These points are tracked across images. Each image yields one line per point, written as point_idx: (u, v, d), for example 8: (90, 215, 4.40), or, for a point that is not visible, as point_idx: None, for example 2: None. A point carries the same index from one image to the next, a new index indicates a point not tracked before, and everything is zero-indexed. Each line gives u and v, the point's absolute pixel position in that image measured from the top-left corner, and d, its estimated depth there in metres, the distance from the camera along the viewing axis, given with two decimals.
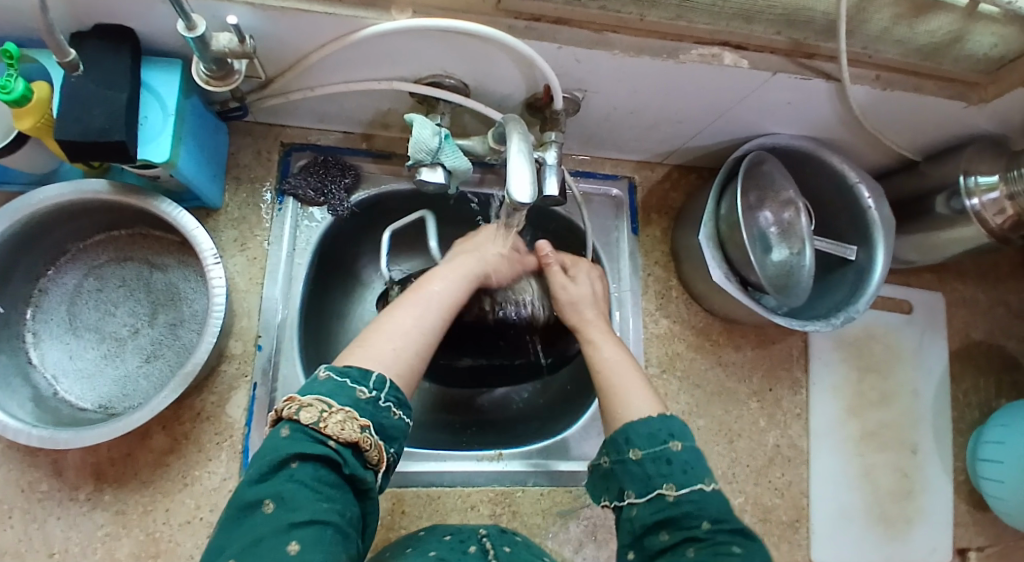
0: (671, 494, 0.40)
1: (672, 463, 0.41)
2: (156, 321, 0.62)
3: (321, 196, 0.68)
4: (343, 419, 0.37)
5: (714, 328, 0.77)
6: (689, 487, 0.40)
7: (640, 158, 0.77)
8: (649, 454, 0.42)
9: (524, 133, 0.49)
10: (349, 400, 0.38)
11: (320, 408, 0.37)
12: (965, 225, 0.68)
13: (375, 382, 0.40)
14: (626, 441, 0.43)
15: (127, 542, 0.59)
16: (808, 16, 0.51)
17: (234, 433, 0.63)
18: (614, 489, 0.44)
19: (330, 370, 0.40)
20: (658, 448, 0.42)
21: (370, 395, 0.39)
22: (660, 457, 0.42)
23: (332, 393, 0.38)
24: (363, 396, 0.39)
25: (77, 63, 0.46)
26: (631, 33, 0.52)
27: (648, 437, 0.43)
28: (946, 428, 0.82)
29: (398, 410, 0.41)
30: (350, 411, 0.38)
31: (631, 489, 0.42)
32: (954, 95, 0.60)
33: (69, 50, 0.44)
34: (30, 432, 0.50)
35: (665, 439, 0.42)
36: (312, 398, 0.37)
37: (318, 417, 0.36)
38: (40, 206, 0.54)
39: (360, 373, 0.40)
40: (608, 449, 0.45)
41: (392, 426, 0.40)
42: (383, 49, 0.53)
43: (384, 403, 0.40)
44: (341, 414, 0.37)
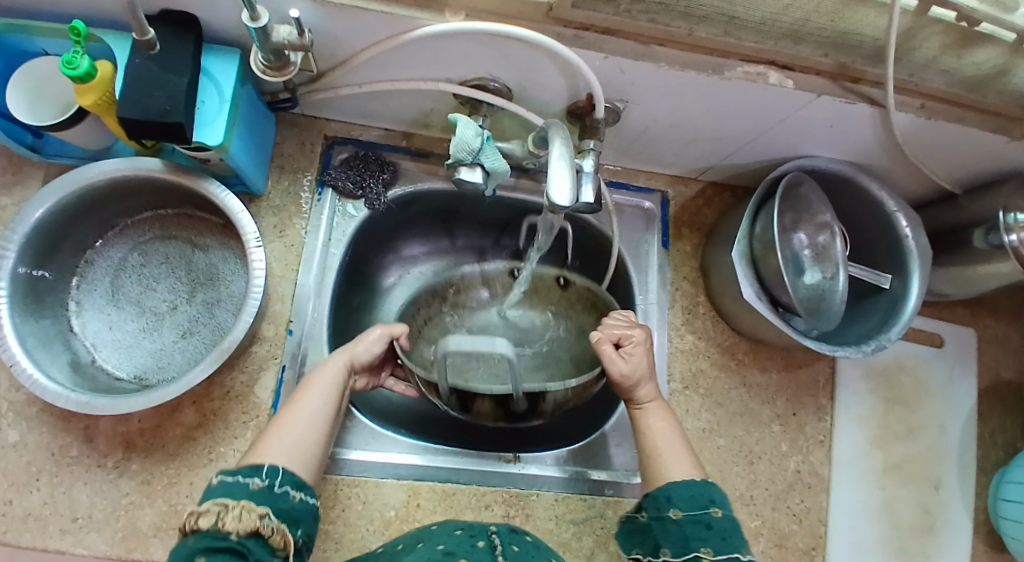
0: (708, 558, 0.44)
1: (710, 528, 0.46)
2: (194, 299, 0.64)
3: (359, 189, 0.70)
4: (238, 513, 0.36)
5: (739, 347, 0.76)
6: (723, 554, 0.44)
7: (675, 172, 0.78)
8: (688, 516, 0.46)
9: (566, 137, 0.50)
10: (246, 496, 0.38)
11: (216, 510, 0.36)
12: (1001, 261, 0.67)
13: (268, 472, 0.40)
14: (668, 501, 0.48)
15: (149, 512, 0.60)
16: (857, 39, 0.51)
17: (260, 414, 0.64)
18: (650, 543, 0.49)
19: (221, 474, 0.40)
20: (699, 511, 0.46)
21: (263, 484, 0.40)
22: (699, 521, 0.46)
23: (228, 493, 0.38)
24: (256, 487, 0.39)
25: (152, 42, 0.49)
26: (678, 47, 0.53)
27: (690, 500, 0.47)
28: (972, 467, 0.80)
29: (299, 493, 0.41)
30: (246, 504, 0.37)
31: (668, 547, 0.46)
32: (999, 128, 0.59)
33: (148, 27, 0.47)
34: (69, 397, 0.52)
35: (706, 505, 0.47)
36: (207, 506, 0.37)
37: (215, 519, 0.36)
38: (96, 179, 0.56)
39: (252, 467, 0.40)
40: (649, 505, 0.49)
41: (294, 508, 0.40)
42: (433, 49, 0.54)
43: (281, 489, 0.40)
44: (237, 509, 0.37)
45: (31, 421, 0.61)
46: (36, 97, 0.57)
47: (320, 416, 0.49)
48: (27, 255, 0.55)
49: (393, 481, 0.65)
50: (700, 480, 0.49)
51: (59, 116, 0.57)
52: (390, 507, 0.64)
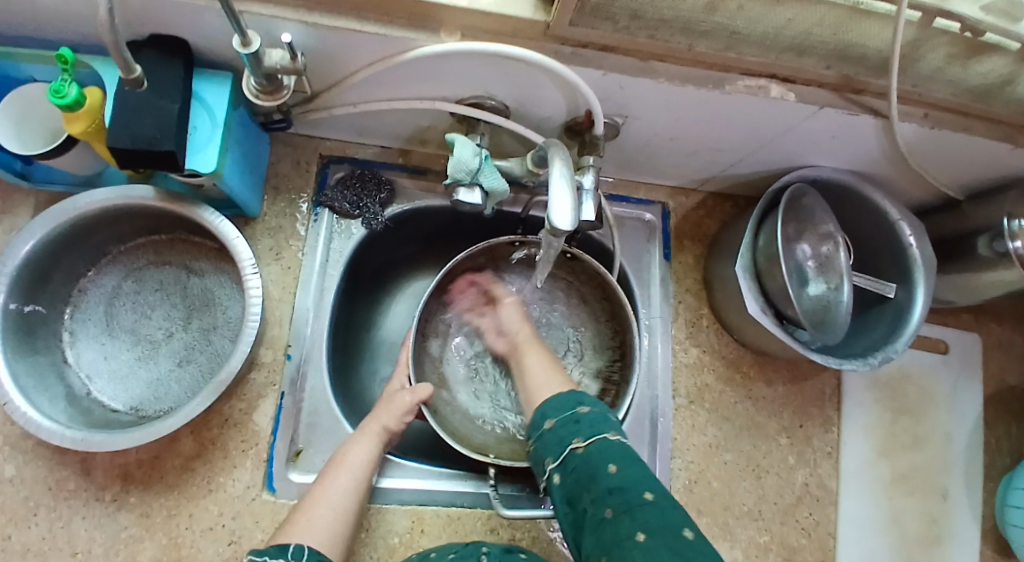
0: (580, 446, 0.47)
1: (579, 422, 0.49)
2: (190, 326, 0.63)
3: (356, 209, 0.69)
4: None
5: (744, 360, 0.75)
6: (592, 437, 0.47)
7: (675, 183, 0.77)
8: (561, 421, 0.50)
9: (566, 157, 0.49)
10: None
11: None
12: (1007, 269, 0.66)
13: (293, 553, 0.47)
14: (542, 417, 0.52)
15: (150, 545, 0.59)
16: (861, 52, 0.50)
17: (259, 441, 0.63)
18: (541, 467, 0.50)
19: None
20: (568, 415, 0.50)
21: None
22: (569, 420, 0.50)
23: None
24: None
25: (141, 80, 0.48)
26: (679, 62, 0.52)
27: (559, 408, 0.51)
28: (980, 475, 0.79)
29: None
30: None
31: (549, 454, 0.49)
32: (1005, 137, 0.58)
33: (133, 64, 0.45)
34: (64, 434, 0.51)
35: (574, 407, 0.51)
36: None
37: None
38: (87, 209, 0.55)
39: (278, 549, 0.47)
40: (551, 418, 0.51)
41: None
42: (429, 68, 0.53)
43: None
44: None
45: (26, 456, 0.60)
46: (24, 125, 0.56)
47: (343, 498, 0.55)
48: (18, 289, 0.54)
49: (397, 507, 0.64)
50: (569, 393, 0.53)
51: (47, 144, 0.56)
52: (395, 534, 0.63)
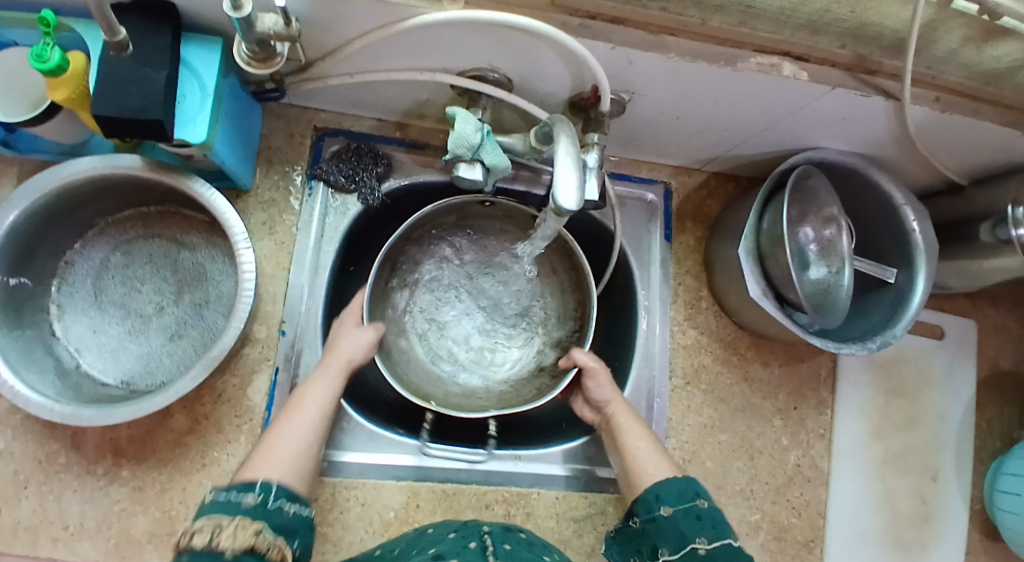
0: (702, 547, 0.46)
1: (700, 518, 0.48)
2: (181, 300, 0.61)
3: (352, 182, 0.67)
4: (233, 530, 0.37)
5: (741, 341, 0.75)
6: (717, 542, 0.47)
7: (678, 163, 0.75)
8: (680, 511, 0.49)
9: (572, 134, 0.47)
10: (238, 511, 0.39)
11: (210, 529, 0.37)
12: (1009, 255, 0.66)
13: (261, 489, 0.42)
14: (656, 501, 0.50)
15: (143, 519, 0.59)
16: (877, 31, 0.48)
17: (253, 417, 0.62)
18: (647, 547, 0.50)
19: (212, 492, 0.41)
20: (686, 504, 0.49)
21: (257, 501, 0.41)
22: (690, 515, 0.48)
23: (222, 511, 0.39)
24: (249, 504, 0.40)
25: (124, 45, 0.45)
26: (689, 37, 0.50)
27: (675, 496, 0.50)
28: (968, 457, 0.81)
29: (293, 506, 0.43)
30: (241, 520, 0.38)
31: (665, 545, 0.48)
32: (1016, 121, 0.58)
33: (116, 26, 0.43)
34: (53, 410, 0.50)
35: (691, 497, 0.50)
36: (201, 523, 0.37)
37: (208, 540, 0.36)
38: (72, 179, 0.53)
39: (245, 485, 0.42)
40: (638, 511, 0.51)
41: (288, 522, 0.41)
42: (429, 38, 0.51)
43: (274, 505, 0.41)
44: (233, 526, 0.37)
45: (15, 430, 0.59)
46: (6, 92, 0.54)
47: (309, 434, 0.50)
48: (2, 263, 0.52)
49: (392, 482, 0.64)
50: (675, 478, 0.52)
51: (30, 111, 0.54)
52: (390, 509, 0.63)
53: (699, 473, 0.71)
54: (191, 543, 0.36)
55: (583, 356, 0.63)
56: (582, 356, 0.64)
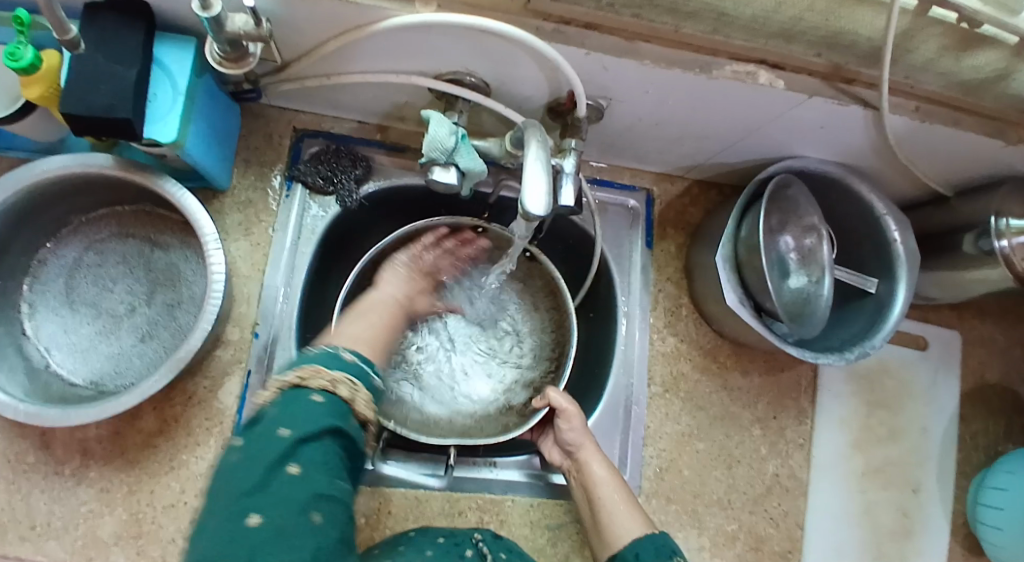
0: None
1: None
2: (153, 301, 0.61)
3: (330, 184, 0.67)
4: (345, 386, 0.42)
5: (721, 350, 0.75)
6: None
7: (660, 169, 0.75)
8: None
9: (544, 139, 0.47)
10: (371, 386, 0.44)
11: (325, 378, 0.41)
12: (990, 267, 0.65)
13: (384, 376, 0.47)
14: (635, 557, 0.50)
15: (110, 520, 0.58)
16: (851, 39, 0.48)
17: (224, 420, 0.61)
18: None
19: (321, 345, 0.45)
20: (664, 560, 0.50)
21: (356, 363, 0.44)
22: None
23: (330, 363, 0.43)
24: (349, 360, 0.44)
25: (79, 42, 0.46)
26: (664, 44, 0.50)
27: (654, 553, 0.50)
28: (950, 470, 0.80)
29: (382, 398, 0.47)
30: (346, 379, 0.42)
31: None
32: (996, 133, 0.57)
33: (68, 26, 0.43)
34: (17, 408, 0.49)
35: (669, 555, 0.50)
36: (314, 370, 0.41)
37: (328, 385, 0.41)
38: (42, 176, 0.52)
39: (376, 365, 0.47)
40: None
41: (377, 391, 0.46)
42: (404, 41, 0.51)
43: (369, 372, 0.45)
44: (345, 382, 0.42)
45: None
46: None
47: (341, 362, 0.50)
48: None
49: (364, 488, 0.64)
50: (651, 535, 0.52)
51: (4, 109, 0.54)
52: (362, 514, 0.63)
53: (676, 482, 0.70)
54: (313, 385, 0.40)
55: (557, 397, 0.60)
56: (558, 399, 0.60)
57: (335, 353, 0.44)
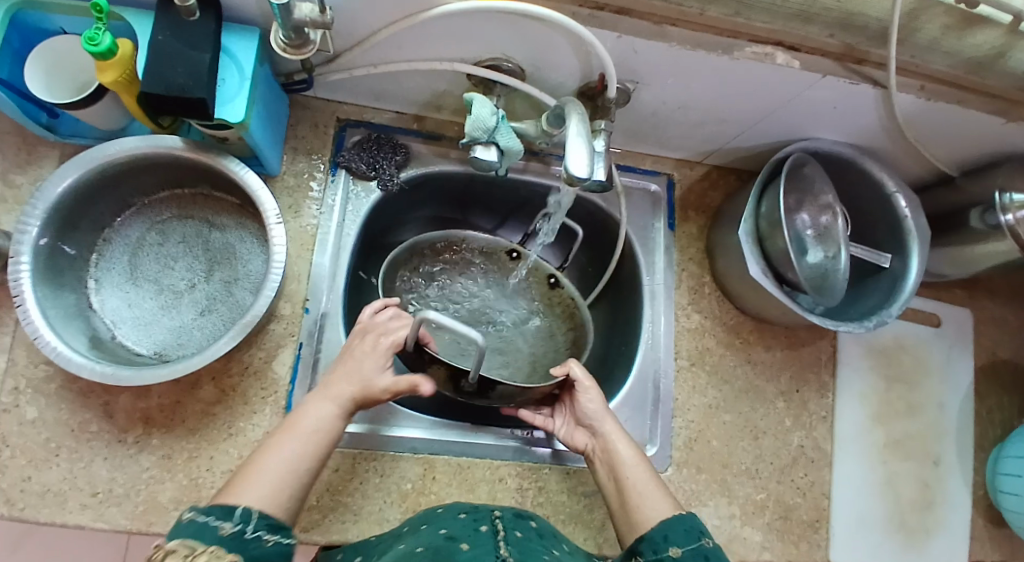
0: None
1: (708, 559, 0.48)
2: (211, 278, 0.65)
3: (373, 170, 0.71)
4: (206, 558, 0.38)
5: (744, 326, 0.78)
6: None
7: (681, 156, 0.79)
8: (687, 551, 0.48)
9: (582, 112, 0.51)
10: (215, 539, 0.40)
11: (184, 552, 0.38)
12: (998, 240, 0.69)
13: (240, 516, 0.42)
14: (664, 539, 0.49)
15: (169, 486, 0.61)
16: (863, 21, 0.52)
17: (277, 389, 0.65)
18: None
19: (191, 512, 0.41)
20: (694, 543, 0.49)
21: (234, 529, 0.41)
22: (697, 555, 0.48)
23: (197, 534, 0.40)
24: (224, 532, 0.41)
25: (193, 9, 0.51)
26: (690, 27, 0.54)
27: (684, 537, 0.49)
28: (969, 443, 0.82)
29: (272, 536, 0.44)
30: (214, 548, 0.39)
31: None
32: (1000, 110, 0.61)
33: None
34: (93, 369, 0.53)
35: (698, 536, 0.50)
36: (176, 543, 0.39)
37: (182, 560, 0.38)
38: (117, 156, 0.57)
39: (224, 510, 0.42)
40: (642, 550, 0.50)
41: (266, 552, 0.42)
42: (450, 28, 0.55)
43: (252, 534, 0.42)
44: (205, 554, 0.39)
45: (50, 399, 0.61)
46: (51, 75, 0.58)
47: (296, 469, 0.48)
48: (49, 227, 0.56)
49: (409, 454, 0.66)
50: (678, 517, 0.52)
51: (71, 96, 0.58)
52: (407, 481, 0.65)
53: (705, 452, 0.73)
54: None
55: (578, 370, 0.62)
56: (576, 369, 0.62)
57: (193, 525, 0.40)
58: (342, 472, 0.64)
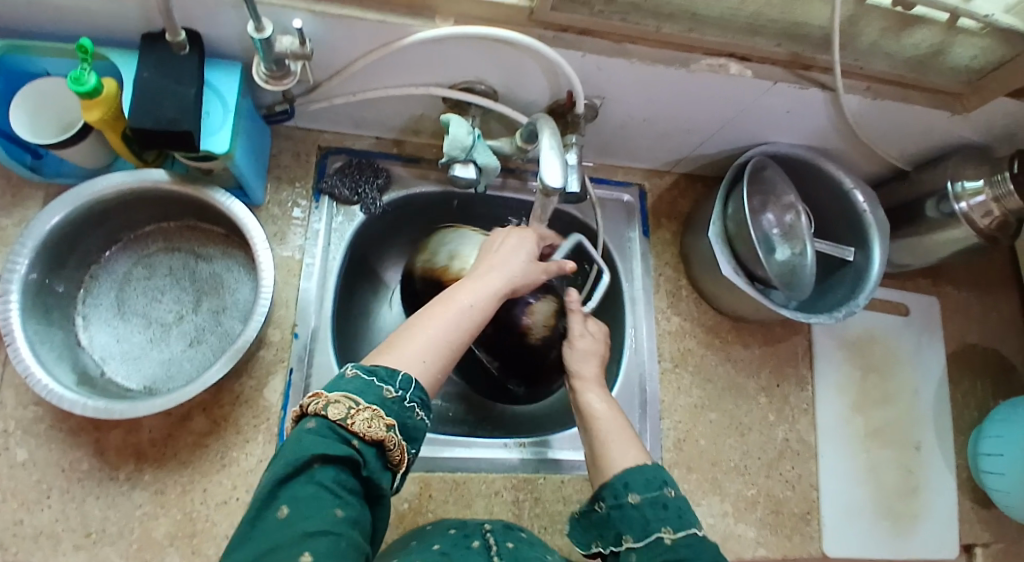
0: (669, 537, 0.41)
1: (667, 508, 0.43)
2: (199, 308, 0.65)
3: (355, 195, 0.73)
4: (369, 417, 0.36)
5: (722, 326, 0.81)
6: (683, 531, 0.41)
7: (650, 166, 0.83)
8: (647, 499, 0.44)
9: (554, 127, 0.54)
10: (376, 400, 0.37)
11: (348, 405, 0.35)
12: (954, 228, 0.73)
13: (402, 382, 0.38)
14: (624, 487, 0.45)
15: (164, 521, 0.60)
16: (807, 30, 0.58)
17: (270, 416, 0.65)
18: (609, 536, 0.45)
19: (357, 366, 0.38)
20: (656, 492, 0.44)
21: (395, 395, 0.38)
22: (657, 503, 0.44)
23: (362, 391, 0.37)
24: (388, 395, 0.37)
25: (184, 45, 0.54)
26: (649, 44, 0.58)
27: (646, 483, 0.45)
28: (946, 427, 0.86)
29: (423, 412, 0.39)
30: (376, 409, 0.36)
31: (630, 533, 0.43)
32: (940, 105, 0.66)
33: (181, 30, 0.51)
34: (84, 404, 0.52)
35: (661, 486, 0.45)
36: (339, 395, 0.36)
37: (346, 413, 0.35)
38: (104, 192, 0.58)
39: (389, 371, 0.39)
40: (605, 496, 0.46)
41: (415, 428, 0.39)
42: (425, 54, 0.58)
43: (410, 404, 0.38)
44: (367, 412, 0.36)
45: (38, 439, 0.60)
46: (37, 116, 0.60)
47: (451, 332, 0.44)
48: (37, 264, 0.56)
49: None
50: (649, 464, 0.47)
51: (55, 136, 0.60)
52: (404, 500, 0.65)
53: (695, 451, 0.75)
54: (330, 414, 0.35)
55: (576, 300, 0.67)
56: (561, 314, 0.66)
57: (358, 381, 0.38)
58: None
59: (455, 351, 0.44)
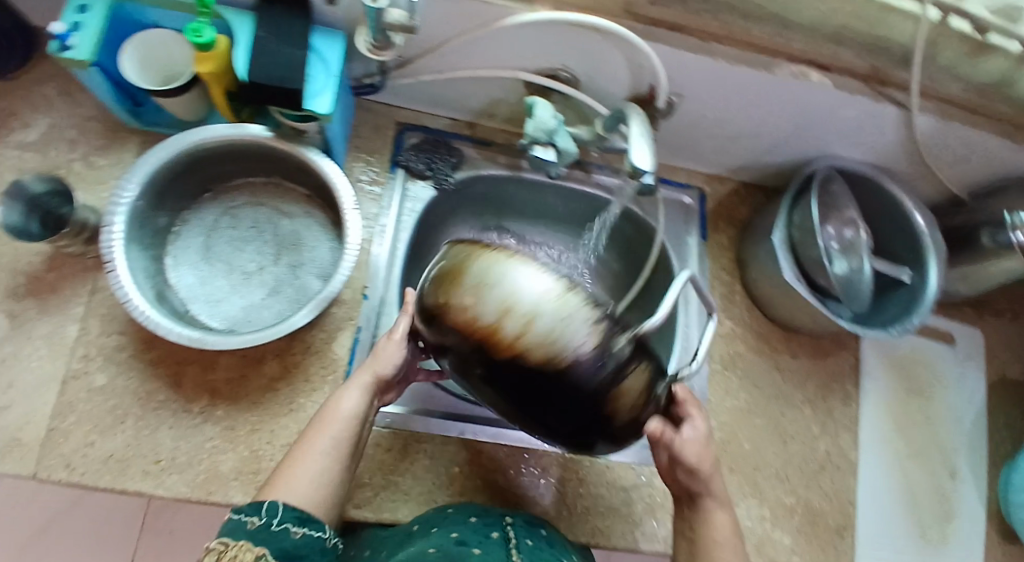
0: None
1: None
2: (280, 261, 0.68)
3: (428, 170, 0.76)
4: (236, 554, 0.39)
5: (773, 334, 0.82)
6: None
7: (712, 170, 0.85)
8: None
9: (640, 114, 0.56)
10: (243, 535, 0.40)
11: (218, 550, 0.39)
12: (1007, 259, 0.73)
13: (268, 510, 0.42)
14: None
15: (231, 456, 0.62)
16: (889, 45, 0.59)
17: (337, 368, 0.67)
18: None
19: (230, 511, 0.42)
20: None
21: (260, 523, 0.41)
22: None
23: (231, 532, 0.41)
24: (252, 526, 0.41)
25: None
26: (736, 44, 0.59)
27: None
28: (984, 459, 0.85)
29: (301, 528, 0.43)
30: (245, 545, 0.40)
31: None
32: (1006, 134, 0.68)
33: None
34: (179, 333, 0.55)
35: None
36: (214, 544, 0.40)
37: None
38: (209, 139, 0.61)
39: (255, 505, 0.43)
40: None
41: (296, 545, 0.42)
42: (517, 38, 0.61)
43: (280, 526, 0.42)
44: (235, 550, 0.39)
45: (119, 367, 0.63)
46: (147, 62, 0.64)
47: (332, 460, 0.48)
48: (145, 194, 0.60)
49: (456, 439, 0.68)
50: None
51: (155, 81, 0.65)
52: (455, 464, 0.68)
53: (737, 453, 0.75)
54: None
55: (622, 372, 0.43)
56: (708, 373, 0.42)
57: (240, 520, 0.41)
58: (393, 452, 0.66)
59: (337, 469, 0.48)
